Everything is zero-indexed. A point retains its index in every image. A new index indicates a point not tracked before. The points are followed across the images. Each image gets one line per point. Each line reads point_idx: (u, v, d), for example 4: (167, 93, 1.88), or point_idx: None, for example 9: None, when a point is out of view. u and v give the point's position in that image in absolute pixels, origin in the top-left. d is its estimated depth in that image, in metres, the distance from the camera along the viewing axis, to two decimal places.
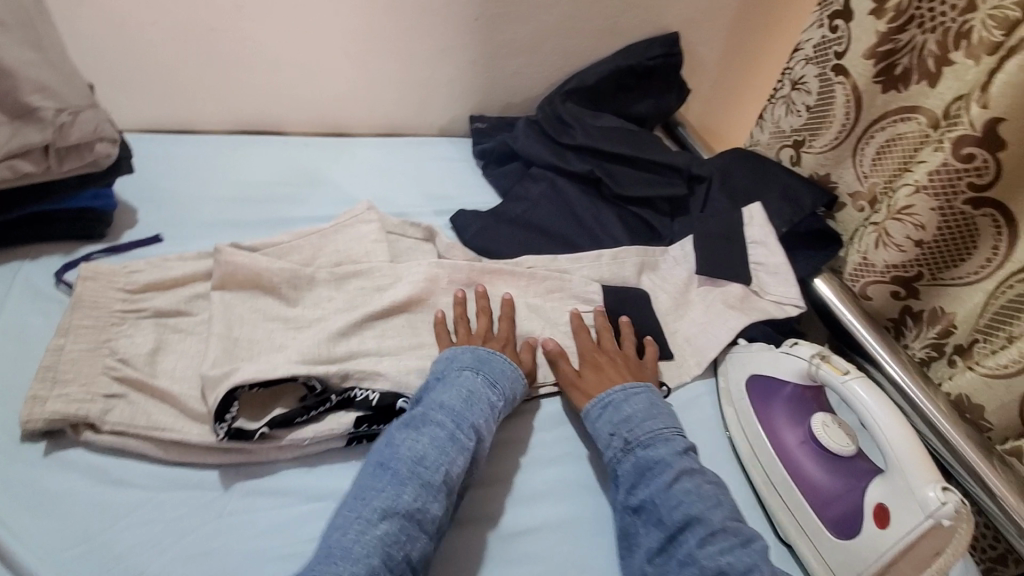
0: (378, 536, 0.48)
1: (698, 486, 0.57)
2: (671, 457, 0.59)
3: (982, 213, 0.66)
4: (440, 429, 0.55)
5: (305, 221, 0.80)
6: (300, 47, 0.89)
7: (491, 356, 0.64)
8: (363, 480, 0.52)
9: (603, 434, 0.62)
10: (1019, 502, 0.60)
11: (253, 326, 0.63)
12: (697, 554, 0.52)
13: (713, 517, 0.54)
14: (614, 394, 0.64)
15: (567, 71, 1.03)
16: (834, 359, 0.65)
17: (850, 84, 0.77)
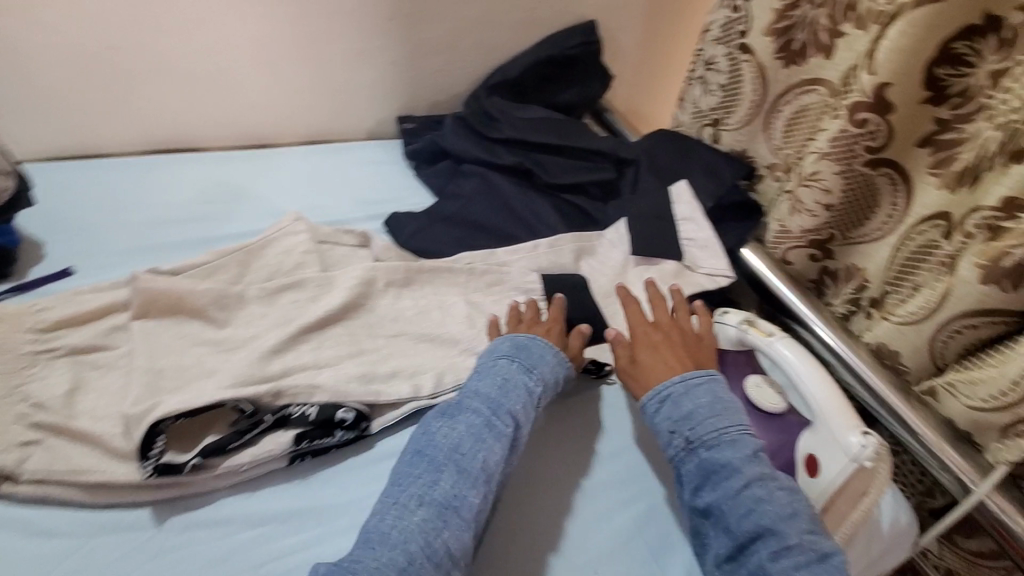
0: (417, 522, 0.50)
1: (772, 494, 0.54)
2: (741, 462, 0.55)
3: (880, 173, 0.70)
4: (476, 416, 0.57)
5: (229, 238, 0.77)
6: (211, 58, 0.85)
7: (529, 342, 0.64)
8: (401, 467, 0.54)
9: (663, 431, 0.60)
10: (937, 438, 0.64)
11: (180, 353, 0.61)
12: (770, 567, 0.50)
13: (791, 532, 0.52)
14: (671, 385, 0.61)
15: (492, 64, 1.02)
16: (759, 323, 0.69)
17: (755, 63, 0.82)
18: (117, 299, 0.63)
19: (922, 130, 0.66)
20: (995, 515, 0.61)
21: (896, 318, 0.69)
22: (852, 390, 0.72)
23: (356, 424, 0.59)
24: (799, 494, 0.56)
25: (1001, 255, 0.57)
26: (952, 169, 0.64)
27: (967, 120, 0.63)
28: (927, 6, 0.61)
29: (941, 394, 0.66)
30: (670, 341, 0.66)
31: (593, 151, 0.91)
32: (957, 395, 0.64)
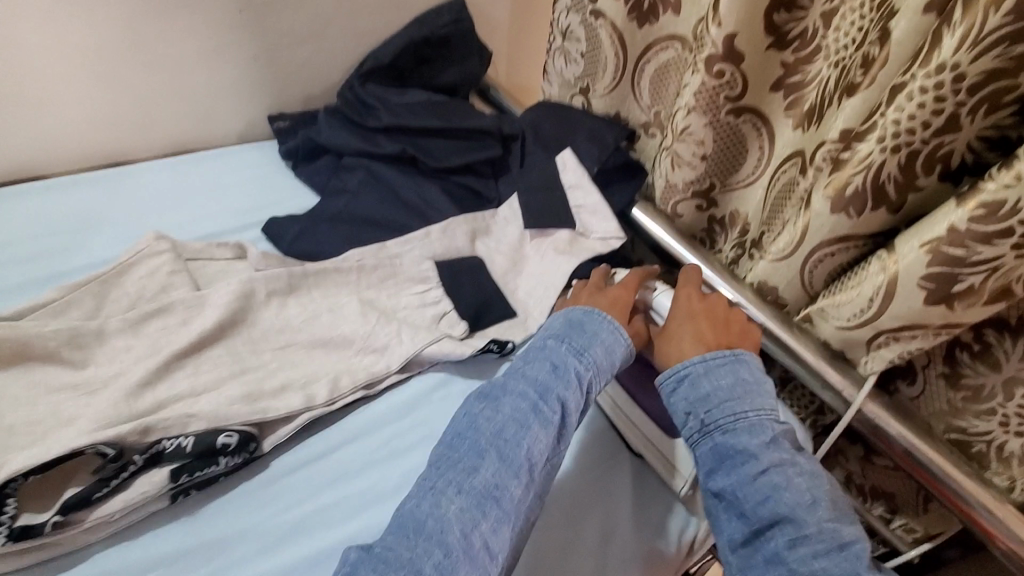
0: (455, 511, 0.48)
1: (790, 479, 0.51)
2: (758, 448, 0.53)
3: (744, 119, 0.73)
4: (521, 400, 0.54)
5: (84, 269, 0.71)
6: (37, 74, 0.76)
7: (584, 320, 0.61)
8: (440, 448, 0.54)
9: (679, 412, 0.58)
10: (818, 360, 0.70)
11: (33, 404, 0.55)
12: (785, 553, 0.48)
13: (808, 518, 0.49)
14: (690, 366, 0.59)
15: (362, 51, 0.98)
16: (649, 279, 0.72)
17: (609, 25, 0.82)
18: None
19: (772, 75, 0.70)
20: (872, 422, 0.68)
21: (771, 256, 0.73)
22: None
23: (244, 447, 0.56)
24: (821, 480, 0.53)
25: (844, 186, 0.60)
26: (803, 108, 0.69)
27: (808, 62, 0.67)
28: None
29: (817, 320, 0.70)
30: (715, 320, 0.64)
31: (475, 130, 0.88)
32: (829, 318, 0.68)
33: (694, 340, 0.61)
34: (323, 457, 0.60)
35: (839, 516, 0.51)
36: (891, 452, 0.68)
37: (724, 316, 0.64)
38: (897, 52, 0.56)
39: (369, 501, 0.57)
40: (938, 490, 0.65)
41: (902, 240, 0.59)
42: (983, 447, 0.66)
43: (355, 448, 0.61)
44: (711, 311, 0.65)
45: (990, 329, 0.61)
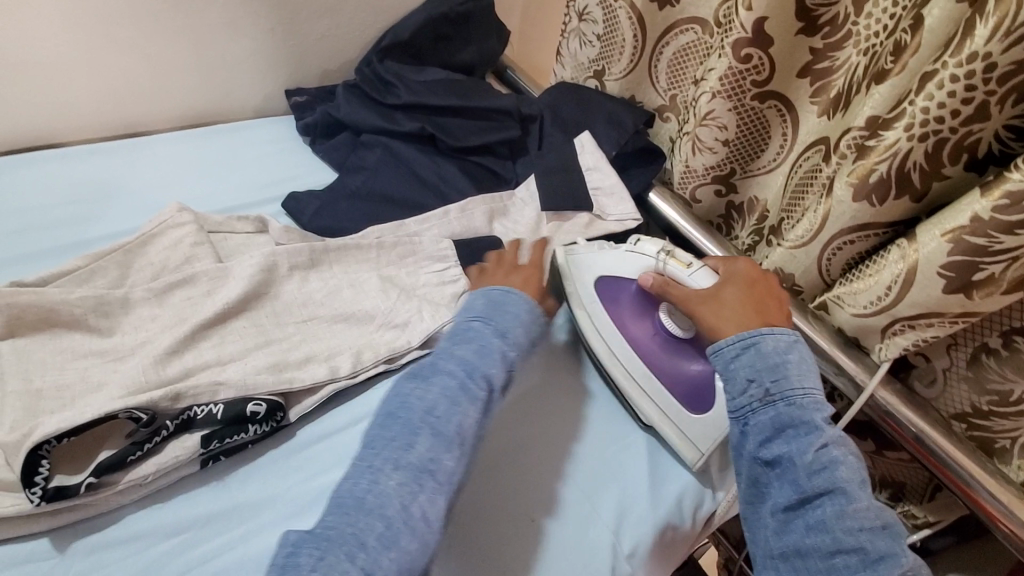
0: (392, 486, 0.49)
1: (844, 456, 0.52)
2: (820, 424, 0.53)
3: (769, 105, 0.74)
4: (450, 379, 0.54)
5: (106, 239, 0.71)
6: (53, 39, 0.75)
7: (505, 299, 0.61)
8: (375, 428, 0.53)
9: (739, 378, 0.56)
10: (830, 346, 0.70)
11: (61, 370, 0.55)
12: (833, 524, 0.49)
13: (858, 495, 0.50)
14: (756, 334, 0.57)
15: (380, 27, 0.97)
16: (678, 253, 0.67)
17: (628, 6, 0.81)
18: None
19: (800, 60, 0.70)
20: (884, 409, 0.70)
21: (787, 243, 0.74)
22: None
23: (271, 416, 0.57)
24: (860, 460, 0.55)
25: (869, 172, 0.61)
26: (830, 95, 0.69)
27: (839, 48, 0.67)
28: None
29: (832, 307, 0.71)
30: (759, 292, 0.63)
31: (494, 109, 0.87)
32: (844, 306, 0.69)
33: (749, 312, 0.60)
34: (346, 429, 0.61)
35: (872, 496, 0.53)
36: (903, 441, 0.70)
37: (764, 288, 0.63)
38: (930, 39, 0.56)
39: None
40: (944, 474, 0.66)
41: (924, 229, 0.59)
42: (1006, 444, 0.67)
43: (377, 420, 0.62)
44: (751, 283, 0.64)
45: (1019, 336, 0.63)
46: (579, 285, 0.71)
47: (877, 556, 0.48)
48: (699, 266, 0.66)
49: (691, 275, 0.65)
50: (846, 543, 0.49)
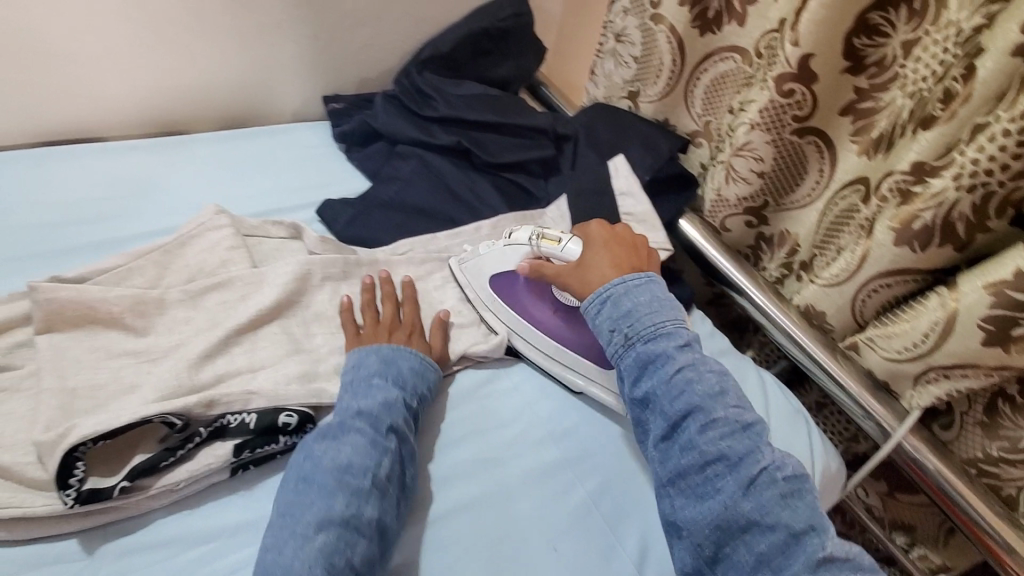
0: (316, 548, 0.47)
1: (701, 374, 0.56)
2: (673, 351, 0.57)
3: (807, 140, 0.73)
4: (360, 436, 0.54)
5: (144, 237, 0.71)
6: (97, 35, 0.75)
7: (396, 355, 0.62)
8: (286, 495, 0.51)
9: (603, 330, 0.61)
10: (860, 388, 0.70)
11: (96, 369, 0.56)
12: (697, 440, 0.53)
13: (716, 407, 0.54)
14: (614, 288, 0.61)
15: (420, 38, 0.98)
16: (548, 233, 0.69)
17: (668, 30, 0.82)
18: (16, 313, 0.57)
19: (843, 99, 0.69)
20: (909, 454, 0.68)
21: (821, 280, 0.74)
22: (788, 352, 0.76)
23: (301, 427, 0.57)
24: (728, 374, 0.58)
25: (912, 218, 0.61)
26: (871, 135, 0.67)
27: (883, 89, 0.66)
28: None
29: (863, 349, 0.71)
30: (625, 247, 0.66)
31: (528, 126, 0.87)
32: (876, 348, 0.69)
33: (610, 268, 0.64)
34: None
35: (740, 401, 0.56)
36: (925, 487, 0.68)
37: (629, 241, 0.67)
38: (981, 91, 0.56)
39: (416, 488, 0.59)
40: (951, 509, 0.66)
41: (966, 279, 0.59)
42: (1014, 492, 0.66)
43: None
44: (615, 239, 0.67)
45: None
46: (476, 288, 0.73)
47: (740, 458, 0.52)
48: (565, 236, 0.68)
49: (562, 246, 0.67)
50: (710, 454, 0.52)
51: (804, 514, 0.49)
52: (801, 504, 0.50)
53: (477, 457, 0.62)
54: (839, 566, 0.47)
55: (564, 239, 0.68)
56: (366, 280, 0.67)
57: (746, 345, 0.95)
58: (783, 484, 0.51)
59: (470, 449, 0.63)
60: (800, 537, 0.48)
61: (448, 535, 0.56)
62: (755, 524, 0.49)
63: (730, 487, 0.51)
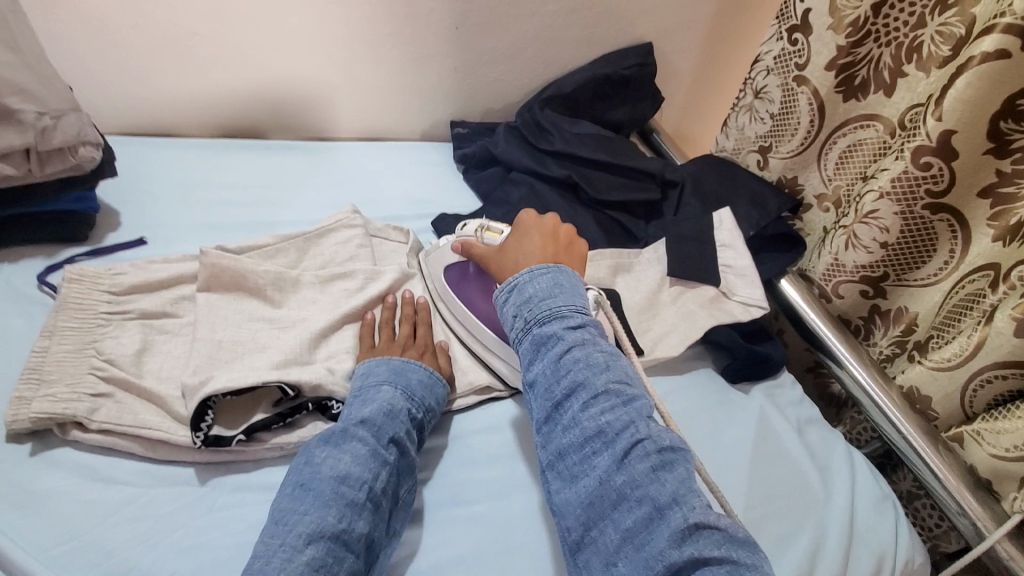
0: (304, 561, 0.47)
1: (590, 355, 0.52)
2: (564, 331, 0.53)
3: (940, 218, 0.70)
4: (362, 446, 0.55)
5: (288, 224, 0.82)
6: (280, 51, 0.88)
7: (406, 367, 0.64)
8: (282, 502, 0.51)
9: (507, 317, 0.58)
10: (959, 483, 0.65)
11: (238, 327, 0.65)
12: (579, 418, 0.50)
13: (600, 386, 0.50)
14: (520, 276, 0.58)
15: (547, 78, 1.05)
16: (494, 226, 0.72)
17: (811, 91, 0.82)
18: (186, 271, 0.68)
19: (983, 181, 0.66)
20: (1004, 562, 0.62)
21: (929, 363, 0.72)
22: (884, 434, 0.73)
23: None
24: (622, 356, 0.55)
25: None
26: (1009, 222, 0.65)
27: None
28: (995, 62, 0.61)
29: (968, 442, 0.68)
30: (544, 235, 0.64)
31: (638, 169, 0.91)
32: (982, 443, 0.67)
33: (525, 251, 0.63)
34: (455, 440, 0.66)
35: (631, 377, 0.53)
36: None
37: (551, 229, 0.66)
38: None
39: (487, 492, 0.62)
40: None
41: None
42: None
43: (484, 443, 0.66)
44: (538, 228, 0.65)
45: None
46: (432, 280, 0.77)
47: (617, 435, 0.48)
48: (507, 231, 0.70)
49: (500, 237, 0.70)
50: (590, 431, 0.49)
51: (674, 486, 0.45)
52: (671, 476, 0.46)
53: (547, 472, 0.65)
54: (709, 537, 0.42)
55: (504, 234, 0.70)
56: (389, 299, 0.72)
57: (839, 420, 0.90)
58: (658, 457, 0.47)
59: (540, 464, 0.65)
60: (664, 511, 0.44)
61: (513, 540, 0.58)
62: (625, 499, 0.46)
63: (606, 463, 0.47)
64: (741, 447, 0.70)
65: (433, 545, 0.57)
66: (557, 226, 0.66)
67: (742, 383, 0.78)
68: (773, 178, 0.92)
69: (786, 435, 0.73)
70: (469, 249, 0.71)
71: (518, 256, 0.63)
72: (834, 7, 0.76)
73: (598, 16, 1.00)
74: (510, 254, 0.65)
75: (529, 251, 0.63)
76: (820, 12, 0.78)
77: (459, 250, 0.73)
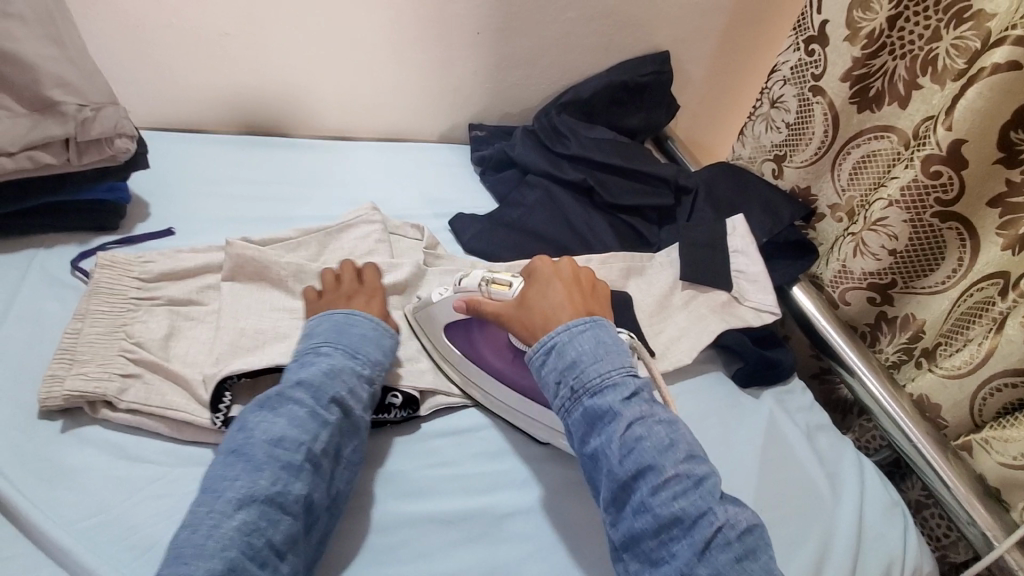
0: (234, 527, 0.47)
1: (652, 431, 0.52)
2: (621, 406, 0.53)
3: (949, 226, 0.70)
4: (298, 408, 0.55)
5: (310, 219, 0.84)
6: (305, 52, 0.91)
7: (348, 323, 0.64)
8: (213, 470, 0.51)
9: (549, 382, 0.56)
10: (967, 491, 0.66)
11: (260, 316, 0.67)
12: (650, 502, 0.50)
13: (668, 467, 0.51)
14: (557, 336, 0.57)
15: (564, 84, 1.07)
16: (499, 276, 0.64)
17: (826, 103, 0.83)
18: (212, 261, 0.70)
19: (992, 190, 0.67)
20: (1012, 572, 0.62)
21: (940, 370, 0.73)
22: (894, 443, 0.73)
23: (407, 404, 0.66)
24: (678, 424, 0.55)
25: None
26: (1019, 231, 0.65)
27: None
28: (1005, 73, 0.62)
29: (978, 451, 0.69)
30: (567, 282, 0.62)
31: (653, 175, 0.93)
32: (992, 452, 0.68)
33: (554, 305, 0.60)
34: (470, 433, 0.68)
35: (693, 449, 0.53)
36: None
37: (571, 275, 0.64)
38: None
39: (499, 485, 0.63)
40: None
41: None
42: None
43: (495, 437, 0.68)
44: (560, 278, 0.63)
45: None
46: (436, 342, 0.71)
47: (694, 522, 0.49)
48: (516, 280, 0.64)
49: (510, 290, 0.63)
50: (664, 518, 0.49)
51: (758, 574, 0.47)
52: (753, 564, 0.48)
53: (558, 468, 0.66)
54: None
55: (515, 282, 0.64)
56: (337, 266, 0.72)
57: (847, 427, 0.90)
58: (738, 544, 0.48)
59: (552, 460, 0.67)
60: None
61: (522, 532, 0.60)
62: None
63: (685, 553, 0.48)
64: (750, 450, 0.71)
65: (445, 532, 0.58)
66: (576, 271, 0.65)
67: (752, 388, 0.79)
68: (786, 187, 0.92)
69: (795, 439, 0.73)
70: (478, 306, 0.64)
71: (546, 309, 0.60)
72: (850, 19, 0.78)
73: (615, 24, 1.02)
74: (536, 308, 0.61)
75: (558, 304, 0.60)
76: (836, 23, 0.80)
77: (464, 307, 0.66)
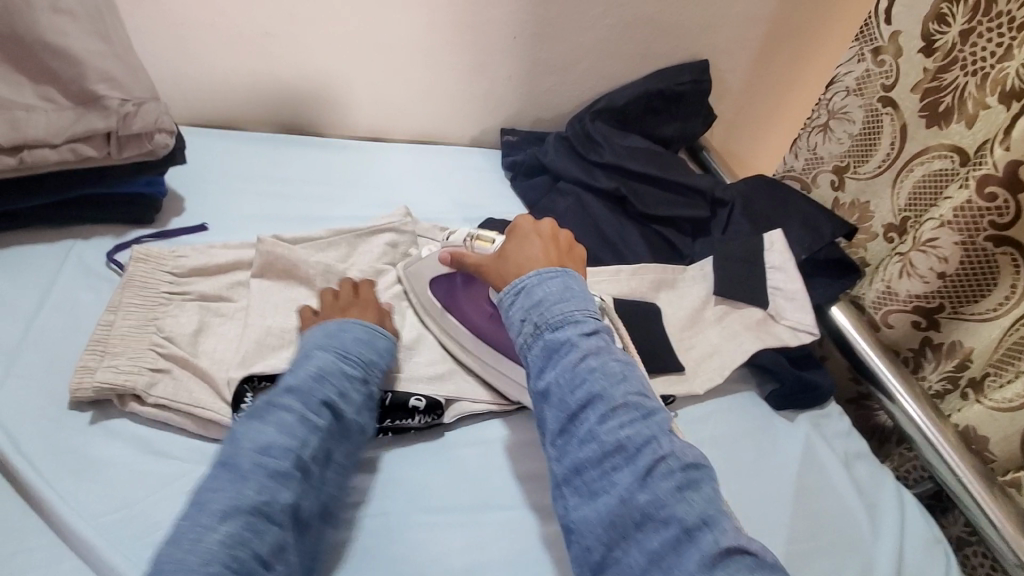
0: (217, 540, 0.45)
1: (606, 364, 0.51)
2: (578, 339, 0.52)
3: (1002, 251, 0.67)
4: (288, 414, 0.53)
5: (340, 219, 0.84)
6: (342, 53, 0.91)
7: (339, 328, 0.62)
8: (201, 481, 0.49)
9: (514, 322, 0.55)
10: (1016, 532, 0.62)
11: (288, 316, 0.67)
12: (596, 430, 0.48)
13: (617, 398, 0.49)
14: (527, 279, 0.56)
15: (599, 92, 1.06)
16: (483, 233, 0.64)
17: (897, 115, 0.80)
18: (243, 258, 0.70)
19: None
20: None
21: (989, 402, 0.71)
22: (932, 470, 0.70)
23: (430, 411, 0.65)
24: (635, 366, 0.53)
25: None
26: None
27: None
28: None
29: None
30: (545, 238, 0.61)
31: (688, 186, 0.91)
32: None
33: (532, 259, 0.59)
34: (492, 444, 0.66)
35: (645, 388, 0.52)
36: None
37: (551, 233, 0.63)
38: None
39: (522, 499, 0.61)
40: None
41: None
42: None
43: (518, 447, 0.66)
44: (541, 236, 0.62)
45: None
46: (421, 297, 0.72)
47: (637, 449, 0.47)
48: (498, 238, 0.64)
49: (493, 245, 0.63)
50: (608, 445, 0.48)
51: (699, 506, 0.44)
52: (696, 495, 0.45)
53: None
54: (737, 562, 0.42)
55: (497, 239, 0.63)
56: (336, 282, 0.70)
57: (885, 456, 0.85)
58: (680, 474, 0.46)
59: None
60: (693, 533, 0.43)
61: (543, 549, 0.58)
62: (649, 519, 0.44)
63: (627, 481, 0.46)
64: (783, 477, 0.68)
65: (464, 545, 0.57)
66: (556, 230, 0.63)
67: (787, 410, 0.76)
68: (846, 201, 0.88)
69: (832, 467, 0.70)
70: (461, 260, 0.64)
71: (523, 262, 0.59)
72: (926, 30, 0.75)
73: (655, 31, 1.00)
74: (514, 262, 0.60)
75: (536, 259, 0.59)
76: (911, 34, 0.77)
77: (448, 260, 0.66)
